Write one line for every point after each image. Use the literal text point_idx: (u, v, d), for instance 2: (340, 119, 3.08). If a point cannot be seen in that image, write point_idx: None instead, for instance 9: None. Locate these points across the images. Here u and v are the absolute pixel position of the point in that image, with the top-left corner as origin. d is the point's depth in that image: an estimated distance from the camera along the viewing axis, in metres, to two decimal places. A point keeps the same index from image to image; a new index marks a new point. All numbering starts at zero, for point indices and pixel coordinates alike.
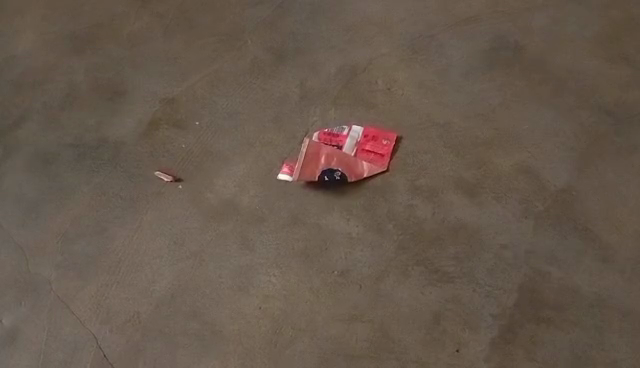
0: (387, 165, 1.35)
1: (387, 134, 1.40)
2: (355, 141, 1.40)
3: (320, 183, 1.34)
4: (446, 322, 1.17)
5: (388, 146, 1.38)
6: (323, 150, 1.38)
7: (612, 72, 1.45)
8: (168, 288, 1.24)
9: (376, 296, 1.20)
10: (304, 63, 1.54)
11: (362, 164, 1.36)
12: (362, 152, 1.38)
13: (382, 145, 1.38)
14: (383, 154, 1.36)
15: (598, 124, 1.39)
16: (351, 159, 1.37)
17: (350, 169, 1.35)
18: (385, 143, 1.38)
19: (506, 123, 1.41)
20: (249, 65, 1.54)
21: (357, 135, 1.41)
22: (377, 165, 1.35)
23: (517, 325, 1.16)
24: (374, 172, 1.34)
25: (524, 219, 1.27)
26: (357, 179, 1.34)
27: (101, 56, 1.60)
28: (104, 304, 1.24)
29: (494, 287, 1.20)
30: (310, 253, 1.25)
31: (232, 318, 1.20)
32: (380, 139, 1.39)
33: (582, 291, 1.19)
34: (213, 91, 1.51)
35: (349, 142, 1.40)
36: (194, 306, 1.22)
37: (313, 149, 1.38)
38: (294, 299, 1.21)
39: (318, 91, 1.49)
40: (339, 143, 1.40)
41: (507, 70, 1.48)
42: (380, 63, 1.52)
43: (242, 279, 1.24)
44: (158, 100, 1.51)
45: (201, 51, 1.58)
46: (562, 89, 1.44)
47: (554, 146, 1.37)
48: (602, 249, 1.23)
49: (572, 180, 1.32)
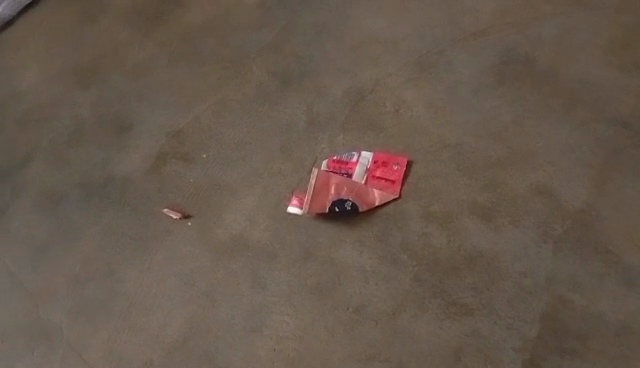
0: (398, 192, 1.32)
1: (397, 158, 1.37)
2: (363, 167, 1.37)
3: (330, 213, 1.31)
4: (466, 357, 1.14)
5: (399, 171, 1.34)
6: (332, 178, 1.35)
7: (627, 83, 1.41)
8: (181, 331, 1.22)
9: (393, 332, 1.17)
10: (310, 86, 1.51)
11: (372, 191, 1.32)
12: (372, 178, 1.35)
13: (393, 171, 1.35)
14: (394, 180, 1.33)
15: (615, 138, 1.35)
16: (361, 187, 1.33)
17: (361, 198, 1.32)
18: (395, 168, 1.35)
19: (520, 142, 1.37)
20: (255, 91, 1.52)
21: (364, 161, 1.38)
22: (388, 192, 1.32)
23: (540, 357, 1.12)
24: (386, 200, 1.31)
25: (544, 242, 1.24)
26: (368, 208, 1.31)
27: (106, 89, 1.58)
28: (117, 350, 1.22)
29: (515, 319, 1.16)
30: (323, 288, 1.22)
31: (246, 360, 1.18)
32: (390, 164, 1.36)
33: (606, 318, 1.14)
34: (219, 120, 1.49)
35: (358, 169, 1.37)
36: (207, 350, 1.20)
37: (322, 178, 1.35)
38: (308, 338, 1.18)
39: (325, 115, 1.46)
40: (349, 170, 1.37)
41: (518, 85, 1.44)
42: (389, 84, 1.48)
43: (255, 319, 1.21)
44: (164, 133, 1.49)
45: (205, 79, 1.56)
46: (576, 102, 1.40)
47: (569, 163, 1.33)
48: (625, 270, 1.19)
49: (590, 199, 1.28)
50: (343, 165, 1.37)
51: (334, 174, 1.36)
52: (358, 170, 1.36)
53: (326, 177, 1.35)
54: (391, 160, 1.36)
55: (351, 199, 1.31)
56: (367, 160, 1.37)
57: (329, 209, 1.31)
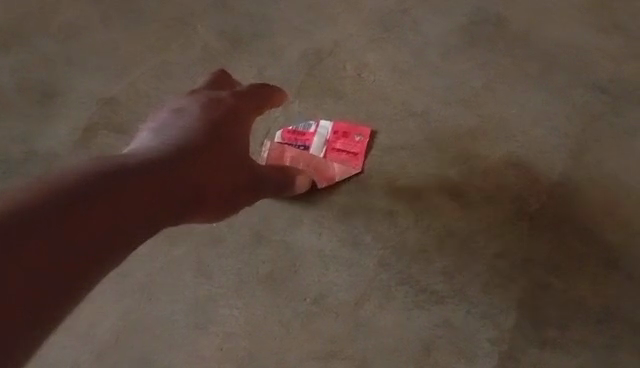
0: (359, 166, 1.18)
1: (359, 128, 1.23)
2: (321, 138, 1.23)
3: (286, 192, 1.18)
4: (437, 350, 1.05)
5: (361, 143, 1.21)
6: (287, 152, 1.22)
7: (605, 38, 1.27)
8: (112, 331, 1.09)
9: (356, 325, 1.07)
10: (262, 46, 1.34)
11: (332, 166, 1.19)
12: (332, 151, 1.21)
13: (355, 142, 1.21)
14: (356, 152, 1.19)
15: (592, 103, 1.23)
16: (319, 161, 1.21)
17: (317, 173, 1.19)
18: (357, 140, 1.21)
19: (493, 109, 1.24)
20: (199, 54, 1.35)
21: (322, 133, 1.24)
22: (350, 167, 1.18)
23: (518, 350, 1.04)
24: (347, 175, 1.18)
25: (519, 220, 1.13)
26: (328, 184, 1.17)
27: (29, 53, 1.38)
28: (41, 354, 1.09)
29: (490, 306, 1.07)
30: (277, 278, 1.10)
31: (190, 362, 1.07)
32: (352, 135, 1.22)
33: (588, 304, 1.06)
34: (160, 88, 1.33)
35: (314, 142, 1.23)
36: (144, 352, 1.08)
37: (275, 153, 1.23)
38: (261, 335, 1.07)
39: (279, 80, 1.31)
40: (306, 142, 1.23)
41: (490, 45, 1.29)
42: (348, 44, 1.33)
43: (200, 315, 1.09)
44: (95, 101, 1.33)
45: (143, 40, 1.37)
46: (551, 62, 1.26)
47: (545, 132, 1.21)
48: (607, 250, 1.09)
49: (567, 171, 1.17)
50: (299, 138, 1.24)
51: (289, 147, 1.23)
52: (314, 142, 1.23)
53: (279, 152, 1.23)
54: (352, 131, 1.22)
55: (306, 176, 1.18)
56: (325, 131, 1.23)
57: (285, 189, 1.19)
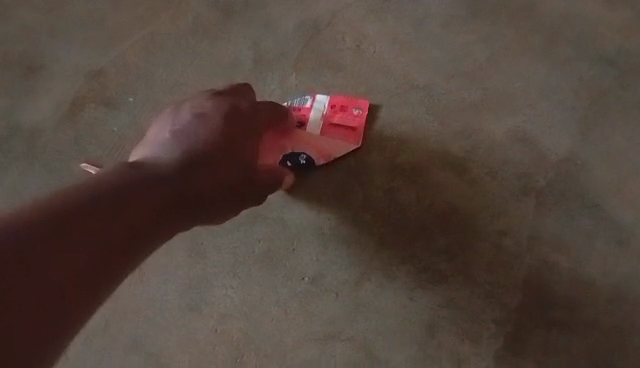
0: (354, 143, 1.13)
1: (357, 101, 1.18)
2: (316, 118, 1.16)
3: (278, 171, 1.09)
4: (440, 332, 1.01)
5: (360, 117, 1.16)
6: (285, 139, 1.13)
7: (613, 8, 1.22)
8: (101, 314, 1.05)
9: (356, 306, 1.03)
10: (256, 17, 1.28)
11: (330, 141, 1.13)
12: (330, 125, 1.15)
13: (353, 116, 1.16)
14: (354, 127, 1.15)
15: (600, 76, 1.18)
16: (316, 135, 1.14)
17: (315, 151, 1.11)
18: (356, 113, 1.16)
19: (497, 81, 1.19)
20: (190, 25, 1.29)
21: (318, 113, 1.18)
22: (349, 142, 1.13)
23: (525, 331, 1.01)
24: (346, 151, 1.13)
25: (525, 197, 1.09)
26: (326, 161, 1.12)
27: (11, 22, 1.31)
28: None
29: (495, 286, 1.03)
30: (274, 257, 1.06)
31: (182, 345, 1.02)
32: (349, 109, 1.17)
33: (596, 283, 1.02)
34: (149, 59, 1.27)
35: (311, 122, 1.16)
36: (134, 335, 1.03)
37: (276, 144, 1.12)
38: (257, 317, 1.03)
39: (274, 52, 1.25)
40: (302, 118, 1.16)
41: (493, 16, 1.24)
42: (346, 14, 1.27)
43: (193, 296, 1.05)
44: (81, 74, 1.27)
45: (131, 11, 1.31)
46: (557, 33, 1.21)
47: (551, 106, 1.16)
48: (616, 228, 1.06)
49: (575, 146, 1.13)
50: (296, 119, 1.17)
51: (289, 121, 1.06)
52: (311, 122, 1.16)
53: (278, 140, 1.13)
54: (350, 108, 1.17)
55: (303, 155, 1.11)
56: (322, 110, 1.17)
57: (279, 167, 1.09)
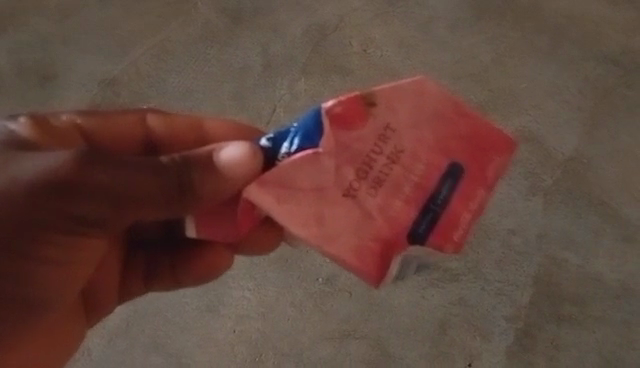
0: (487, 171, 0.65)
1: (495, 150, 0.65)
2: (347, 118, 0.63)
3: (418, 237, 0.64)
4: (452, 329, 1.04)
5: (476, 141, 0.64)
6: (282, 174, 0.62)
7: (613, 8, 1.25)
8: (122, 317, 1.07)
9: (370, 305, 1.05)
10: (265, 23, 1.31)
11: (420, 160, 0.64)
12: (431, 166, 0.64)
13: (466, 147, 0.64)
14: (463, 143, 0.64)
15: (604, 75, 1.20)
16: (401, 181, 0.64)
17: (465, 188, 0.64)
18: (472, 147, 0.64)
19: (503, 82, 1.21)
20: (201, 31, 1.31)
21: (308, 124, 0.63)
22: (440, 147, 0.64)
23: (535, 328, 1.03)
24: (445, 154, 0.64)
25: (533, 196, 1.11)
26: (405, 154, 0.64)
27: (24, 32, 1.34)
28: None
29: (506, 284, 1.06)
30: (288, 259, 1.08)
31: (202, 346, 1.05)
32: (479, 157, 0.64)
33: (604, 279, 1.05)
34: (161, 67, 1.30)
35: (327, 139, 0.63)
36: (154, 336, 1.06)
37: (245, 195, 0.63)
38: (273, 317, 1.06)
39: (283, 57, 1.28)
40: (397, 214, 0.64)
41: (498, 18, 1.25)
42: (351, 17, 1.29)
43: (211, 298, 1.08)
44: (96, 82, 1.30)
45: (142, 19, 1.33)
46: (559, 33, 1.23)
47: (557, 106, 1.18)
48: (623, 225, 1.08)
49: (581, 144, 1.15)
50: (300, 163, 0.62)
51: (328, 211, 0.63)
52: (320, 131, 0.63)
53: (262, 184, 0.63)
54: (418, 102, 0.64)
55: (444, 186, 0.64)
56: (327, 108, 0.62)
57: (415, 227, 0.64)
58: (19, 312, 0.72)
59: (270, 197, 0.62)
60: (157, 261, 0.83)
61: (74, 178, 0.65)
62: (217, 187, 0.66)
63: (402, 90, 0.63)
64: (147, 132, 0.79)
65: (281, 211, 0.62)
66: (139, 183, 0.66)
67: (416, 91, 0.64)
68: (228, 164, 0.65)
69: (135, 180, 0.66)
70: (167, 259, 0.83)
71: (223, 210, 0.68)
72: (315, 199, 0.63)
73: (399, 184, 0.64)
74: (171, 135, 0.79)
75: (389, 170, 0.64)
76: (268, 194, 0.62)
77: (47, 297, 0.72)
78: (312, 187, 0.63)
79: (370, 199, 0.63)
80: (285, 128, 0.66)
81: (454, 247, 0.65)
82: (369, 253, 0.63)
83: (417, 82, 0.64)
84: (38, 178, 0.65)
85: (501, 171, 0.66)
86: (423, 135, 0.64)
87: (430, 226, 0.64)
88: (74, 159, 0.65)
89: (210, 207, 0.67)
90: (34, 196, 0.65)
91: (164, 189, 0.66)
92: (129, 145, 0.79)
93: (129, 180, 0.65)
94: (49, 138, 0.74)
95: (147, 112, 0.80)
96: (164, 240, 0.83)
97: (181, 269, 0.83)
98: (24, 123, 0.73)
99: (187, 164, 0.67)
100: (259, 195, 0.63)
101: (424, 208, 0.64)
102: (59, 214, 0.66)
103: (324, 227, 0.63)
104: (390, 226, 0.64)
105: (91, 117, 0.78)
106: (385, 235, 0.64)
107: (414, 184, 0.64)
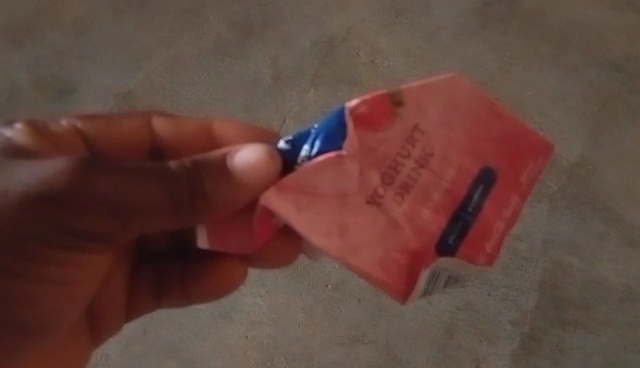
0: (522, 177, 0.62)
1: (529, 153, 0.62)
2: (373, 118, 0.60)
3: (447, 249, 0.61)
4: (459, 334, 1.06)
5: (509, 145, 0.62)
6: (301, 179, 0.59)
7: (617, 15, 1.27)
8: (138, 322, 1.11)
9: (378, 311, 1.08)
10: (274, 36, 1.34)
11: (451, 165, 0.61)
12: (461, 171, 0.61)
13: (500, 151, 0.62)
14: (496, 146, 0.62)
15: (608, 82, 1.22)
16: (430, 187, 0.61)
17: (498, 194, 0.62)
18: (506, 151, 0.62)
19: (508, 90, 1.23)
20: (213, 45, 1.35)
21: (331, 125, 0.61)
22: (472, 151, 0.61)
23: (540, 332, 1.06)
24: (477, 158, 0.61)
25: (538, 202, 1.13)
26: (434, 158, 0.61)
27: (43, 47, 1.39)
28: None
29: (511, 288, 1.08)
30: (298, 265, 1.11)
31: (215, 350, 1.09)
32: (512, 161, 0.62)
33: (609, 283, 1.07)
34: (174, 79, 1.34)
35: (350, 142, 0.60)
36: (170, 341, 1.10)
37: (263, 202, 0.60)
38: (284, 322, 1.09)
39: (292, 69, 1.31)
40: (425, 223, 0.61)
41: (502, 27, 1.28)
42: (358, 28, 1.32)
43: (224, 304, 1.11)
44: (112, 95, 1.34)
45: (156, 34, 1.38)
46: (563, 41, 1.25)
47: (562, 113, 1.20)
48: (627, 229, 1.10)
49: (586, 150, 1.17)
50: (323, 166, 0.60)
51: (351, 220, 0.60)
52: (343, 133, 0.60)
53: (281, 190, 0.60)
54: (449, 101, 0.61)
55: (476, 193, 0.61)
56: (352, 107, 0.60)
57: (445, 237, 0.61)
58: (18, 329, 0.75)
59: (289, 203, 0.59)
60: (166, 273, 0.85)
61: (75, 187, 0.65)
62: (230, 196, 0.64)
63: (432, 87, 0.61)
64: (152, 135, 0.81)
65: (300, 218, 0.59)
66: (145, 192, 0.66)
67: (448, 90, 0.61)
68: (242, 169, 0.64)
69: (142, 189, 0.66)
70: (178, 270, 0.85)
71: (237, 221, 0.65)
72: (338, 207, 0.60)
73: (426, 190, 0.61)
74: (176, 138, 0.81)
75: (416, 175, 0.61)
76: (286, 201, 0.60)
77: (43, 320, 0.75)
78: (333, 193, 0.60)
79: (396, 207, 0.61)
80: (305, 129, 0.64)
81: (486, 260, 0.61)
82: (393, 264, 0.60)
83: (449, 79, 0.61)
84: (37, 189, 0.66)
85: (536, 176, 0.63)
86: (454, 137, 0.61)
87: (461, 237, 0.61)
88: (76, 168, 0.65)
89: (220, 218, 0.66)
90: (30, 207, 0.67)
91: (172, 196, 0.66)
92: (134, 148, 0.80)
93: (133, 190, 0.66)
94: (48, 145, 0.76)
95: (153, 115, 0.81)
96: (174, 251, 0.85)
97: (192, 282, 0.84)
98: (22, 131, 0.76)
99: (198, 169, 0.66)
100: (276, 202, 0.59)
101: (454, 217, 0.61)
102: (59, 228, 0.67)
103: (347, 237, 0.60)
104: (417, 235, 0.61)
105: (92, 121, 0.79)
106: (412, 246, 0.60)
107: (444, 190, 0.61)
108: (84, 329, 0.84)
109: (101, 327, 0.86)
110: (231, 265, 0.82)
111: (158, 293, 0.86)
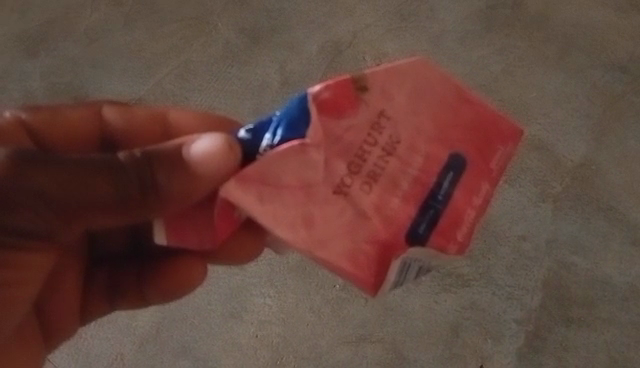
0: (492, 163, 0.60)
1: (500, 138, 0.61)
2: (337, 106, 0.58)
3: (417, 238, 0.59)
4: (465, 332, 1.08)
5: (480, 130, 0.60)
6: (264, 170, 0.57)
7: (620, 16, 1.28)
8: (151, 322, 1.14)
9: (385, 310, 1.10)
10: (282, 42, 1.37)
11: (419, 152, 0.59)
12: (430, 159, 0.59)
13: (471, 136, 0.60)
14: (465, 132, 0.60)
15: (612, 83, 1.23)
16: (398, 176, 0.59)
17: (468, 181, 0.60)
18: (477, 136, 0.60)
19: (512, 92, 1.25)
20: (222, 51, 1.38)
21: (293, 112, 0.58)
22: (441, 137, 0.60)
23: (545, 330, 1.07)
24: (446, 145, 0.60)
25: (542, 203, 1.14)
26: (401, 146, 0.59)
27: (56, 56, 1.42)
28: (84, 348, 1.14)
29: (516, 288, 1.10)
30: (306, 267, 1.14)
31: (226, 350, 1.11)
32: (483, 146, 0.60)
33: (612, 282, 1.09)
34: (184, 85, 1.37)
35: (314, 128, 0.58)
36: (182, 340, 1.13)
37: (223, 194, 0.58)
38: (293, 322, 1.12)
39: (300, 73, 1.34)
40: (394, 214, 0.59)
41: (507, 30, 1.30)
42: (362, 31, 1.35)
43: (234, 304, 1.14)
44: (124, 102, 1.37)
45: (166, 41, 1.41)
46: (567, 43, 1.27)
47: (566, 114, 1.22)
48: (632, 229, 1.12)
49: (589, 151, 1.18)
50: (287, 154, 0.57)
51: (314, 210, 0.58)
52: (306, 120, 0.58)
53: (243, 181, 0.57)
54: (416, 86, 0.60)
55: (445, 180, 0.59)
56: (313, 93, 0.58)
57: (415, 227, 0.59)
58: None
59: (253, 195, 0.57)
60: (124, 274, 0.86)
61: (15, 181, 0.64)
62: (186, 188, 0.63)
63: (398, 73, 0.59)
64: (121, 127, 0.81)
65: (264, 210, 0.57)
66: (93, 184, 0.64)
67: (414, 74, 0.60)
68: (197, 159, 0.63)
69: (90, 182, 0.64)
70: (134, 269, 0.86)
71: (196, 216, 0.64)
72: (302, 198, 0.58)
73: (395, 178, 0.59)
74: (132, 129, 0.80)
75: (383, 164, 0.59)
76: (249, 192, 0.57)
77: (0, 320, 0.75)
78: (298, 184, 0.57)
79: (364, 197, 0.59)
80: (267, 117, 0.62)
81: (457, 248, 0.59)
82: (359, 257, 0.58)
83: (414, 63, 0.60)
84: None
85: (506, 161, 0.61)
86: (422, 123, 0.59)
87: (432, 226, 0.59)
88: (19, 162, 0.64)
89: (179, 212, 0.64)
90: None
91: (122, 189, 0.65)
92: (87, 140, 0.80)
93: (78, 183, 0.64)
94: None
95: (104, 105, 0.81)
96: (132, 250, 0.86)
97: (148, 283, 0.85)
98: None
99: (151, 161, 0.65)
100: (238, 194, 0.57)
101: (424, 206, 0.59)
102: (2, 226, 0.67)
103: (312, 229, 0.57)
104: (384, 226, 0.59)
105: (36, 113, 0.79)
106: (381, 237, 0.58)
107: (412, 178, 0.59)
108: (38, 328, 0.84)
109: (58, 326, 0.86)
110: (189, 264, 0.82)
111: (114, 293, 0.87)
